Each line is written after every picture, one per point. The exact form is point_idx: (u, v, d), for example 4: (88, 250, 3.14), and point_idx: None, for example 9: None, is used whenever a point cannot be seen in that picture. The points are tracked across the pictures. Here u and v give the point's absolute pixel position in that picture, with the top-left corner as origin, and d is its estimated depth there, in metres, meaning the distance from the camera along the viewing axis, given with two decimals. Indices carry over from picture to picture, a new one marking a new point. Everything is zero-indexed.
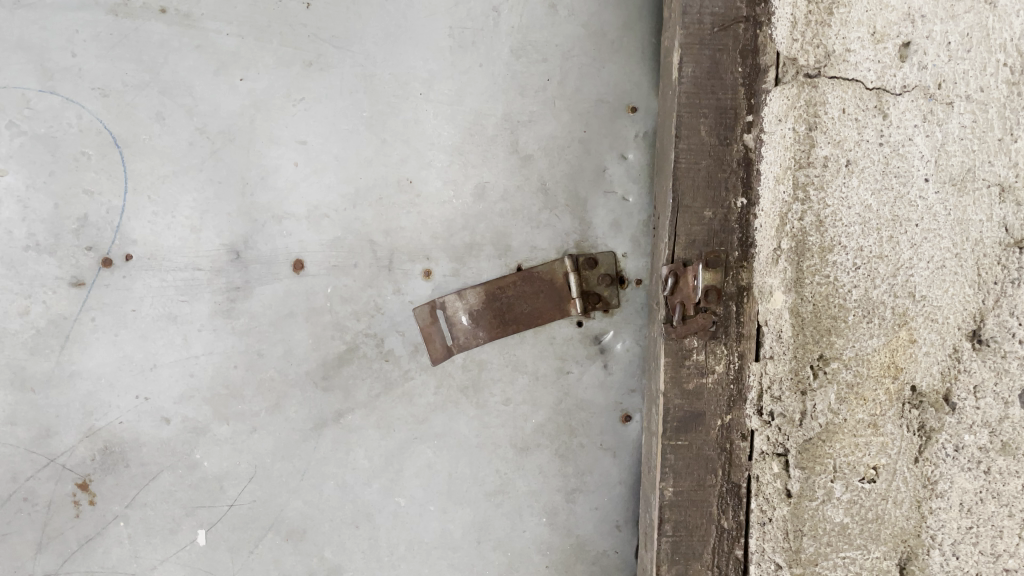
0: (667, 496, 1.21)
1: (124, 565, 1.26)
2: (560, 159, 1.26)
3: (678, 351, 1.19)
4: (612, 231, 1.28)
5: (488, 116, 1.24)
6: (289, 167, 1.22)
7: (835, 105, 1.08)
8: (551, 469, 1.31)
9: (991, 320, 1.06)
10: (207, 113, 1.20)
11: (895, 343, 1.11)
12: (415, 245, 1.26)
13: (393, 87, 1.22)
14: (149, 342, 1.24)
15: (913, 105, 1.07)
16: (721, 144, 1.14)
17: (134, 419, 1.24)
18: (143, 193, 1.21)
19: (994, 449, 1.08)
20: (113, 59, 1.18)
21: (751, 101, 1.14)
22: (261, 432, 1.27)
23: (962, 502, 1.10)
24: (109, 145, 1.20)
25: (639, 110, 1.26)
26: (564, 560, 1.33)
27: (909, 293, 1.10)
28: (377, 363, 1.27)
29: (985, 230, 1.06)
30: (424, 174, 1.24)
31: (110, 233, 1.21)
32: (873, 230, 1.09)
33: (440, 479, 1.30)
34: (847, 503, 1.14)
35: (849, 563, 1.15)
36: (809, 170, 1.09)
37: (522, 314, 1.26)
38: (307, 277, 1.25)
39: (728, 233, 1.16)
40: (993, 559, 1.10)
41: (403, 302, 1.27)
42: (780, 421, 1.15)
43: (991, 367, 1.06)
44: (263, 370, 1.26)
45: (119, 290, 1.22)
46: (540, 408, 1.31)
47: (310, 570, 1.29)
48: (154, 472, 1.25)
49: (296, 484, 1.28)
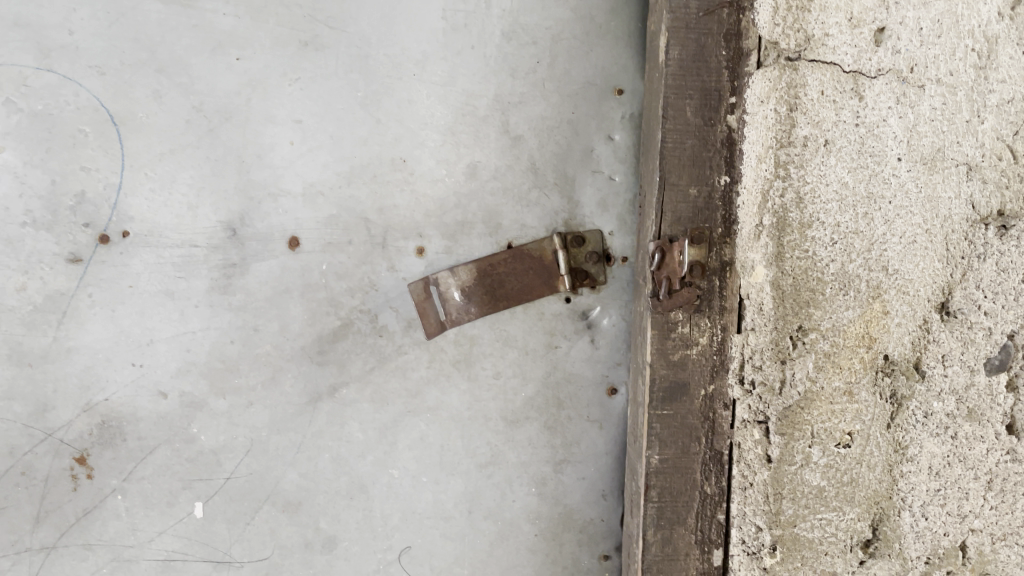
0: (653, 463, 1.25)
1: (122, 537, 1.29)
2: (549, 140, 1.30)
3: (664, 324, 1.23)
4: (599, 210, 1.33)
5: (480, 98, 1.28)
6: (284, 145, 1.25)
7: (814, 88, 1.13)
8: (540, 441, 1.36)
9: (959, 293, 1.18)
10: (204, 92, 1.22)
11: (870, 314, 1.18)
12: (409, 223, 1.29)
13: (388, 68, 1.25)
14: (146, 318, 1.26)
15: (886, 88, 1.13)
16: (706, 125, 1.18)
17: (132, 393, 1.26)
18: (141, 171, 1.23)
19: (961, 415, 1.20)
20: (110, 37, 1.20)
21: (735, 83, 1.17)
22: (257, 406, 1.29)
23: (931, 466, 1.21)
24: (107, 123, 1.21)
25: (625, 92, 1.31)
26: (552, 530, 1.37)
27: (882, 267, 1.16)
28: (371, 338, 1.31)
29: (954, 207, 1.16)
30: (418, 153, 1.28)
31: (108, 210, 1.23)
32: (849, 207, 1.15)
33: (432, 451, 1.34)
34: (824, 466, 1.21)
35: (826, 524, 1.22)
36: (790, 149, 1.14)
37: (512, 291, 1.30)
38: (303, 254, 1.27)
39: (712, 210, 1.20)
40: (959, 520, 1.22)
41: (397, 278, 1.30)
42: (761, 390, 1.20)
43: (959, 337, 1.18)
44: (259, 345, 1.28)
45: (116, 266, 1.24)
46: (529, 381, 1.35)
47: (306, 540, 1.33)
48: (152, 446, 1.28)
49: (292, 457, 1.31)
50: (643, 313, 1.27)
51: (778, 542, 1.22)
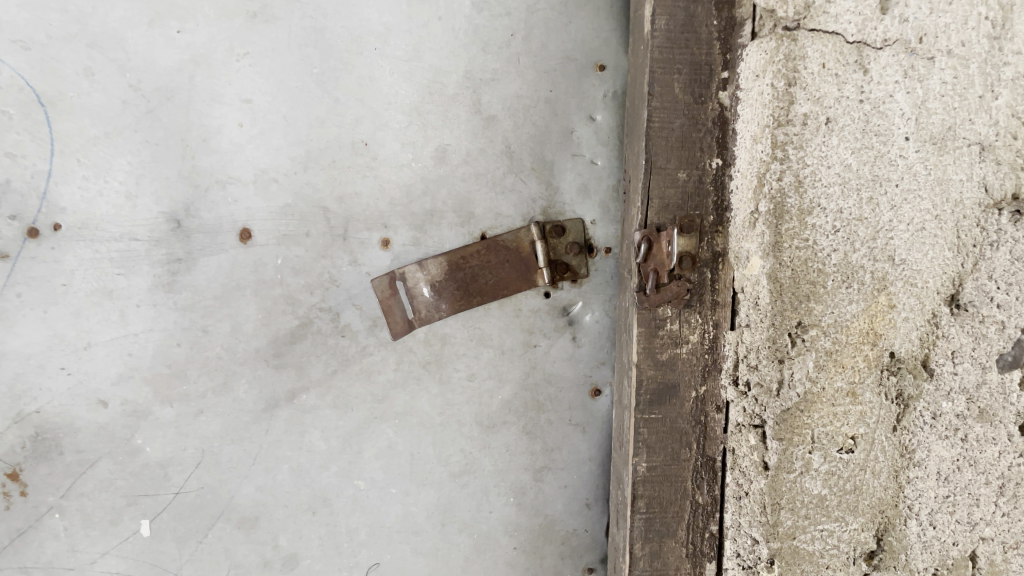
0: (640, 471, 1.15)
1: (61, 559, 1.18)
2: (525, 121, 1.19)
3: (651, 321, 1.12)
4: (580, 196, 1.22)
5: (448, 74, 1.16)
6: (232, 127, 1.13)
7: (814, 59, 1.01)
8: (518, 447, 1.26)
9: (970, 284, 1.06)
10: (141, 68, 1.10)
11: (875, 308, 1.08)
12: (372, 212, 1.18)
13: (346, 41, 1.13)
14: (82, 320, 1.14)
15: (893, 60, 1.02)
16: (696, 102, 1.07)
17: (69, 402, 1.15)
18: (72, 157, 1.10)
19: (972, 415, 1.08)
20: (35, 7, 1.06)
21: (727, 56, 1.07)
22: (209, 414, 1.18)
23: (939, 471, 1.11)
24: (33, 103, 1.08)
25: (607, 68, 1.20)
26: (532, 542, 1.28)
27: (888, 256, 1.07)
28: (332, 339, 1.20)
29: (966, 190, 1.05)
30: (381, 135, 1.16)
31: (36, 200, 1.10)
32: (853, 191, 1.05)
33: (401, 460, 1.23)
34: (824, 473, 1.12)
35: (827, 535, 1.13)
36: (788, 128, 1.03)
37: (486, 286, 1.19)
38: (256, 248, 1.16)
39: (703, 196, 1.10)
40: (970, 528, 1.11)
41: (360, 273, 1.19)
42: (757, 391, 1.10)
43: (969, 332, 1.06)
44: (209, 348, 1.17)
45: (48, 262, 1.12)
46: (506, 383, 1.24)
47: (264, 559, 1.22)
48: (92, 460, 1.16)
49: (248, 469, 1.20)
50: (628, 308, 1.17)
51: (776, 555, 1.13)
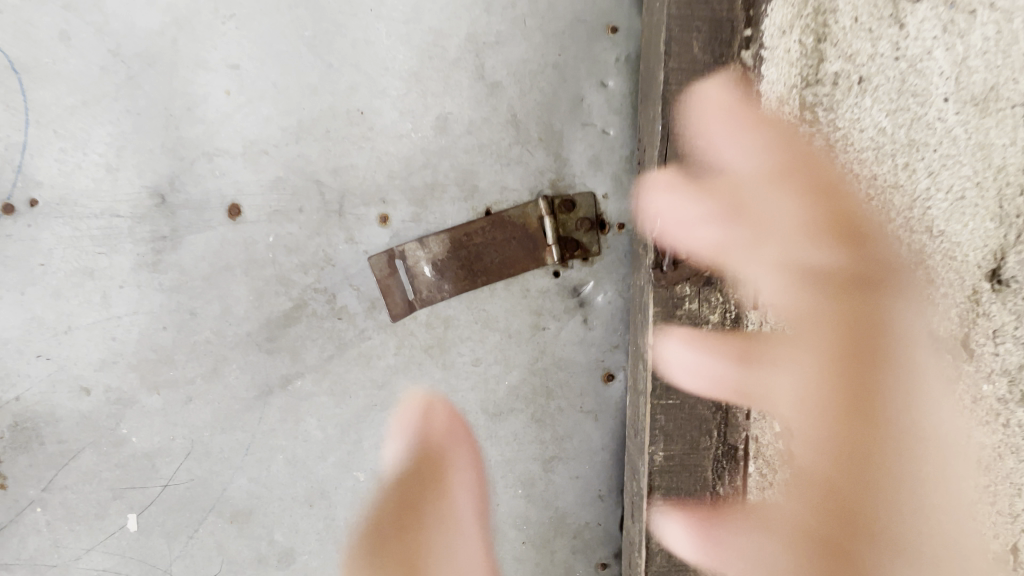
0: (657, 460, 1.07)
1: (44, 556, 1.12)
2: (532, 87, 1.11)
3: (669, 300, 1.03)
4: (591, 168, 1.14)
5: (449, 37, 1.08)
6: (219, 95, 1.06)
7: (846, 13, 0.93)
8: (526, 436, 1.19)
9: (1014, 257, 0.95)
10: (120, 32, 1.03)
11: (911, 283, 1.00)
12: (369, 186, 1.10)
13: (339, 2, 1.06)
14: (62, 302, 1.07)
15: (931, 13, 0.91)
16: (715, 63, 0.97)
17: (49, 389, 1.08)
18: (48, 128, 1.04)
19: (1014, 399, 0.98)
20: None
21: (750, 13, 0.96)
22: (198, 402, 1.11)
23: (978, 460, 1.01)
24: (5, 70, 1.02)
25: (620, 30, 1.11)
26: (543, 536, 1.21)
27: (925, 227, 0.98)
28: (328, 322, 1.13)
29: (1010, 155, 0.92)
30: (378, 103, 1.09)
31: (10, 174, 1.04)
32: (887, 156, 0.98)
33: (403, 450, 1.16)
34: (835, 453, 1.06)
35: (860, 527, 1.07)
36: (818, 89, 0.97)
37: (492, 264, 1.12)
38: (246, 224, 1.09)
39: (724, 165, 1.01)
40: (1011, 519, 1.01)
41: (357, 252, 1.12)
42: (783, 372, 1.05)
43: (1012, 310, 0.96)
44: (197, 332, 1.10)
45: (24, 240, 1.05)
46: (513, 368, 1.17)
47: (259, 555, 1.16)
48: (75, 451, 1.10)
49: (240, 460, 1.14)
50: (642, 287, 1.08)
51: None
